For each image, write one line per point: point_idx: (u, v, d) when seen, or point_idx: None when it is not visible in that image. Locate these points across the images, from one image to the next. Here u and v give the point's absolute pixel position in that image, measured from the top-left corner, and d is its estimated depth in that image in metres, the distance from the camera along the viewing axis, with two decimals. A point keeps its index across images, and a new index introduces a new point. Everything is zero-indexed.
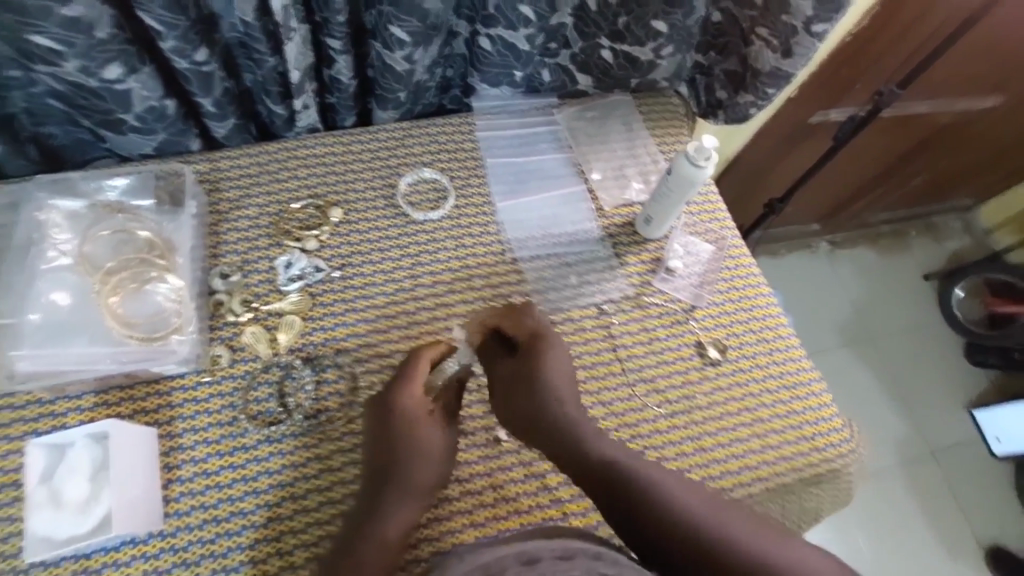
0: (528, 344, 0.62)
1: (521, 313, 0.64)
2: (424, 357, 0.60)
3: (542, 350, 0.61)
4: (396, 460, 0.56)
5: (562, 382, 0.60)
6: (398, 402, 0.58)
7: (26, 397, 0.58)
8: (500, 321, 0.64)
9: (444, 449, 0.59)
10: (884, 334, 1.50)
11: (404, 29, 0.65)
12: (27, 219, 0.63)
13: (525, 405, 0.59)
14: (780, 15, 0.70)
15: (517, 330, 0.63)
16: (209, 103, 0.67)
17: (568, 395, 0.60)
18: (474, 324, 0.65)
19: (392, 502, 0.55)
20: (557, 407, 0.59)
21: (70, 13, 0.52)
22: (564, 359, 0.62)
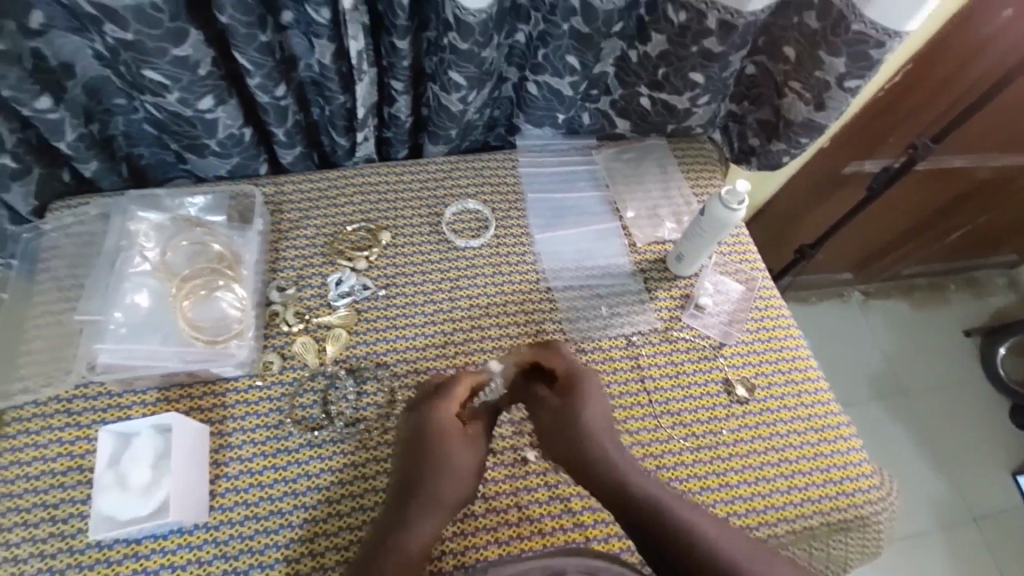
0: (568, 376, 0.64)
1: (551, 349, 0.66)
2: (465, 380, 0.63)
3: (582, 381, 0.64)
4: (425, 473, 0.58)
5: (602, 413, 0.62)
6: (432, 415, 0.60)
7: (98, 387, 0.63)
8: (538, 356, 0.66)
9: (474, 469, 0.60)
10: (919, 388, 1.46)
11: (462, 74, 0.71)
12: (118, 227, 0.70)
13: (569, 434, 0.60)
14: (814, 70, 0.74)
15: (556, 364, 0.65)
16: (281, 132, 0.74)
17: (607, 425, 0.62)
18: (509, 358, 0.66)
19: (417, 514, 0.57)
20: (598, 436, 0.60)
21: (180, 54, 0.59)
22: (602, 392, 0.65)
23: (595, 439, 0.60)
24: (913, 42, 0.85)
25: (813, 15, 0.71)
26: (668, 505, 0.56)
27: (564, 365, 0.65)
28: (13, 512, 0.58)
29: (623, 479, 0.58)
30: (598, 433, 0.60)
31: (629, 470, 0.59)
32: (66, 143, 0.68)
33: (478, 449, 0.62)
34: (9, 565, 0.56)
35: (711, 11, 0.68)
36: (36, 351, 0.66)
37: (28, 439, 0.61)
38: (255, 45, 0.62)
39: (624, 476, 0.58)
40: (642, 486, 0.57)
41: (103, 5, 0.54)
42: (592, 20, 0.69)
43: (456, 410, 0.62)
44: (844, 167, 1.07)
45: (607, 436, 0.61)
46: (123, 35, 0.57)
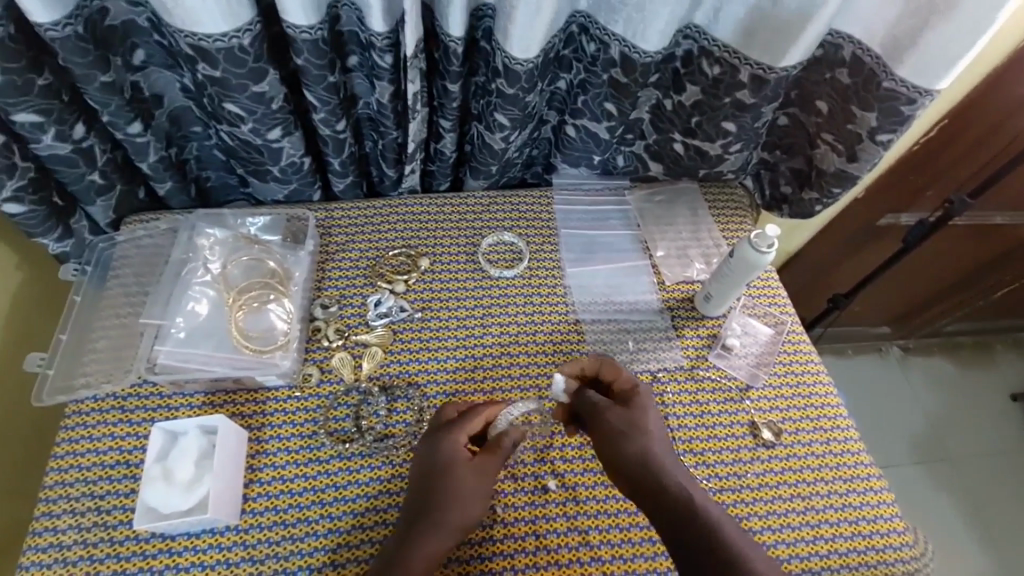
0: (631, 391, 0.63)
1: (612, 363, 0.67)
2: (480, 413, 0.62)
3: (641, 396, 0.62)
4: (439, 491, 0.57)
5: (661, 430, 0.59)
6: (441, 442, 0.59)
7: (151, 387, 0.68)
8: (601, 366, 0.67)
9: (482, 492, 0.58)
10: (961, 451, 1.39)
11: (507, 116, 0.76)
12: (184, 242, 0.77)
13: (632, 447, 0.56)
14: (846, 124, 0.77)
15: (621, 378, 0.65)
16: (337, 162, 0.80)
17: (667, 445, 0.58)
18: (574, 364, 0.68)
19: (428, 532, 0.55)
20: (660, 453, 0.56)
21: (258, 90, 0.67)
22: (660, 412, 0.62)
23: (656, 457, 0.56)
24: (944, 101, 0.87)
25: (845, 72, 0.74)
26: (729, 531, 0.50)
27: (629, 380, 0.65)
28: (64, 500, 0.62)
29: (680, 493, 0.53)
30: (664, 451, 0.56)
31: (691, 489, 0.53)
32: (148, 163, 0.76)
33: (491, 477, 0.58)
34: (54, 551, 0.60)
35: (745, 66, 0.72)
36: (100, 350, 0.71)
37: (84, 431, 0.65)
38: (324, 85, 0.69)
39: (684, 494, 0.53)
40: (703, 506, 0.52)
41: (199, 47, 0.61)
42: (630, 71, 0.73)
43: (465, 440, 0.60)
44: (879, 220, 1.08)
45: (667, 457, 0.56)
46: (212, 72, 0.64)
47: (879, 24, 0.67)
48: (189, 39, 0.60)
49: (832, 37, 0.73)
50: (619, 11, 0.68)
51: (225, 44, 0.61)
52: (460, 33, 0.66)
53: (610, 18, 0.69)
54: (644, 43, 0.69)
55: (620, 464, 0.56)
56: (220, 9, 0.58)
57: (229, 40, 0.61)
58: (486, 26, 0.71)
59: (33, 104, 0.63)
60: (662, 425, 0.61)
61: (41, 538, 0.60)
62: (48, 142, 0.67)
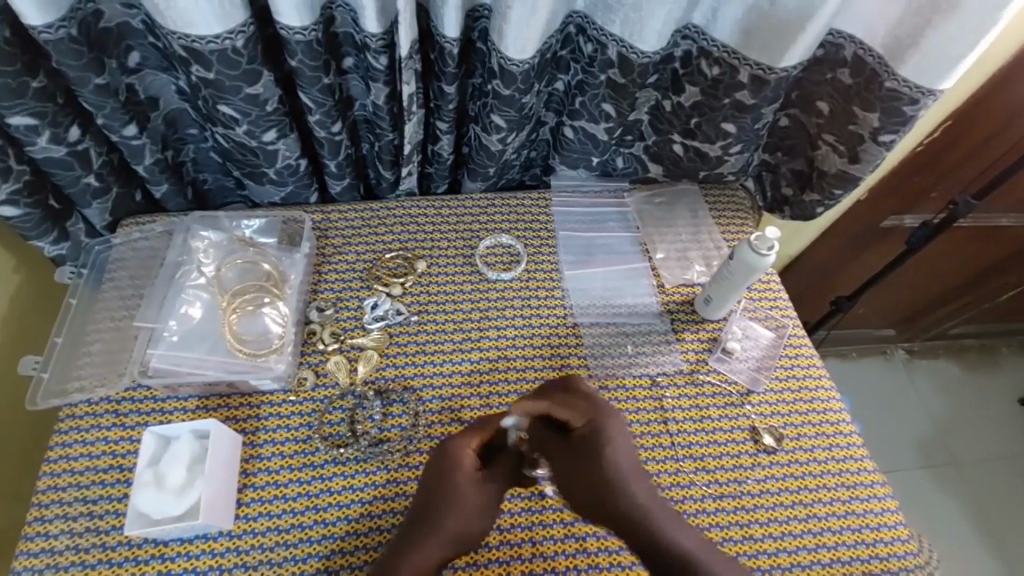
0: (586, 429, 0.56)
1: (564, 400, 0.57)
2: (494, 420, 0.60)
3: (596, 435, 0.56)
4: (443, 495, 0.55)
5: (627, 464, 0.55)
6: (448, 448, 0.58)
7: (145, 391, 0.68)
8: (551, 410, 0.56)
9: (483, 501, 0.57)
10: (967, 456, 1.37)
11: (503, 117, 0.76)
12: (181, 244, 0.76)
13: (594, 495, 0.54)
14: (848, 125, 0.76)
15: (574, 414, 0.57)
16: (333, 165, 0.80)
17: (636, 472, 0.55)
18: (520, 410, 0.54)
19: (427, 536, 0.54)
20: (625, 493, 0.53)
21: (253, 92, 0.66)
22: (624, 438, 0.57)
23: (621, 500, 0.53)
24: (949, 101, 0.86)
25: (846, 72, 0.73)
26: (705, 560, 0.50)
27: (581, 415, 0.57)
28: (56, 505, 0.61)
29: (651, 532, 0.51)
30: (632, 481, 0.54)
31: (664, 516, 0.52)
32: (144, 166, 0.76)
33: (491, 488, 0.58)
34: (46, 556, 0.59)
35: (744, 66, 0.72)
36: (94, 354, 0.71)
37: (78, 435, 0.65)
38: (318, 87, 0.69)
39: (656, 532, 0.51)
40: (677, 539, 0.51)
41: (192, 49, 0.61)
42: (628, 71, 0.72)
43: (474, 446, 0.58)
44: (882, 222, 1.07)
45: (636, 486, 0.54)
46: (206, 74, 0.64)
47: (880, 23, 0.66)
48: (182, 40, 0.60)
49: (833, 36, 0.72)
50: (616, 11, 0.67)
51: (217, 45, 0.61)
52: (455, 34, 0.66)
53: (607, 18, 0.68)
54: (641, 43, 0.69)
55: (589, 508, 0.55)
56: (212, 10, 0.57)
57: (222, 42, 0.60)
58: (482, 27, 0.71)
59: (27, 106, 0.63)
60: (628, 452, 0.56)
61: (33, 543, 0.60)
62: (43, 144, 0.66)
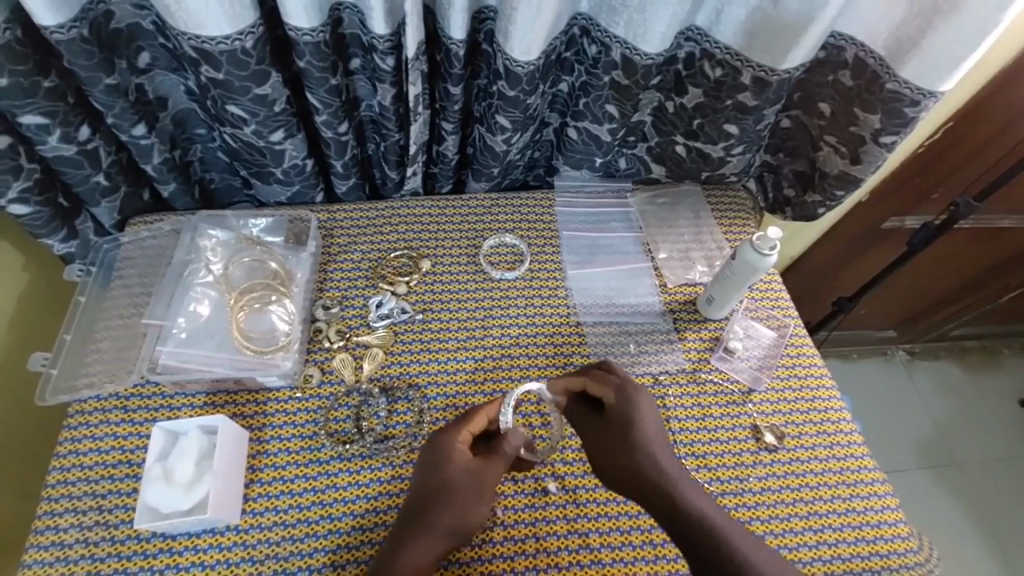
0: (616, 401, 0.60)
1: (600, 375, 0.63)
2: (484, 413, 0.62)
3: (624, 405, 0.59)
4: (435, 491, 0.56)
5: (653, 435, 0.57)
6: (437, 439, 0.60)
7: (153, 387, 0.69)
8: (585, 383, 0.62)
9: (476, 489, 0.56)
10: (968, 457, 1.38)
11: (508, 118, 0.77)
12: (188, 243, 0.77)
13: (619, 461, 0.56)
14: (850, 126, 0.77)
15: (605, 389, 0.61)
16: (339, 164, 0.81)
17: (662, 443, 0.57)
18: (558, 385, 0.64)
19: (420, 532, 0.54)
20: (648, 458, 0.55)
21: (261, 92, 0.67)
22: (653, 412, 0.59)
23: (645, 465, 0.55)
24: (950, 103, 0.86)
25: (848, 74, 0.74)
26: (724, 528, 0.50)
27: (613, 389, 0.61)
28: (66, 499, 0.62)
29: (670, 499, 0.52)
30: (654, 449, 0.56)
31: (685, 486, 0.53)
32: (152, 165, 0.77)
33: (487, 479, 0.57)
34: (56, 549, 0.60)
35: (746, 68, 0.72)
36: (103, 350, 0.72)
37: (87, 430, 0.66)
38: (326, 87, 0.69)
39: (675, 500, 0.52)
40: (695, 506, 0.51)
41: (202, 50, 0.62)
42: (631, 73, 0.73)
43: (465, 438, 0.60)
44: (883, 223, 1.07)
45: (660, 455, 0.55)
46: (216, 74, 0.64)
47: (882, 25, 0.67)
48: (193, 41, 0.61)
49: (835, 38, 0.72)
50: (620, 13, 0.67)
51: (227, 46, 0.61)
52: (461, 35, 0.66)
53: (611, 19, 0.69)
54: (645, 45, 0.69)
55: (616, 479, 0.57)
56: (223, 12, 0.58)
57: (232, 43, 0.61)
58: (488, 29, 0.72)
59: (38, 106, 0.63)
60: (654, 425, 0.58)
61: (43, 537, 0.60)
62: (53, 143, 0.67)
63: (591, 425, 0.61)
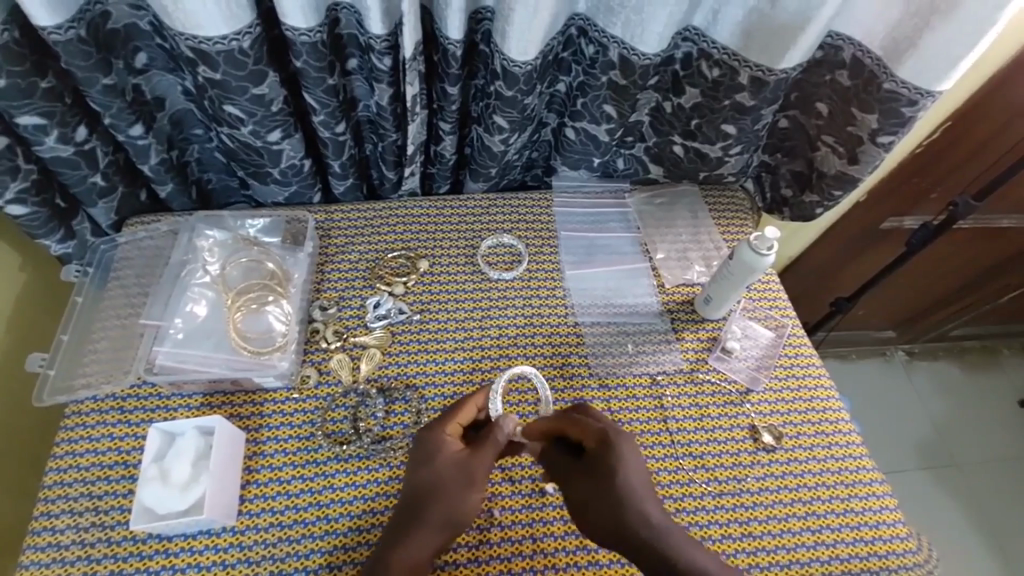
0: (597, 447, 0.57)
1: (576, 418, 0.59)
2: (470, 403, 0.62)
3: (607, 454, 0.56)
4: (426, 487, 0.56)
5: (639, 484, 0.54)
6: (423, 435, 0.60)
7: (150, 388, 0.69)
8: (564, 427, 0.59)
9: (466, 476, 0.56)
10: (967, 458, 1.37)
11: (506, 118, 0.76)
12: (186, 243, 0.77)
13: (607, 518, 0.53)
14: (848, 126, 0.77)
15: (586, 434, 0.58)
16: (337, 165, 0.81)
17: (648, 492, 0.54)
18: (534, 429, 0.60)
19: (415, 529, 0.55)
20: (637, 513, 0.52)
21: (258, 93, 0.67)
22: (636, 459, 0.56)
23: (635, 521, 0.52)
24: (948, 102, 0.86)
25: (845, 74, 0.74)
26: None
27: (593, 434, 0.58)
28: (62, 500, 0.62)
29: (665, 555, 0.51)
30: (639, 499, 0.53)
31: (675, 538, 0.52)
32: (149, 166, 0.77)
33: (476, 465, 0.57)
34: (52, 550, 0.60)
35: (744, 68, 0.72)
36: (100, 351, 0.72)
37: (83, 431, 0.66)
38: (323, 88, 0.69)
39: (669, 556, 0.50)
40: (688, 561, 0.50)
41: (199, 50, 0.62)
42: (629, 73, 0.73)
43: (451, 428, 0.60)
44: (881, 223, 1.07)
45: (646, 505, 0.53)
46: (213, 75, 0.64)
47: (879, 25, 0.67)
48: (190, 41, 0.61)
49: (833, 38, 0.72)
50: (618, 13, 0.67)
51: (225, 46, 0.61)
52: (459, 36, 0.66)
53: (608, 20, 0.69)
54: (642, 45, 0.69)
55: (604, 536, 0.54)
56: (220, 12, 0.58)
57: (229, 43, 0.61)
58: (485, 30, 0.72)
59: (35, 106, 0.63)
60: (640, 472, 0.55)
61: (40, 538, 0.60)
62: (50, 144, 0.67)
63: (571, 473, 0.58)
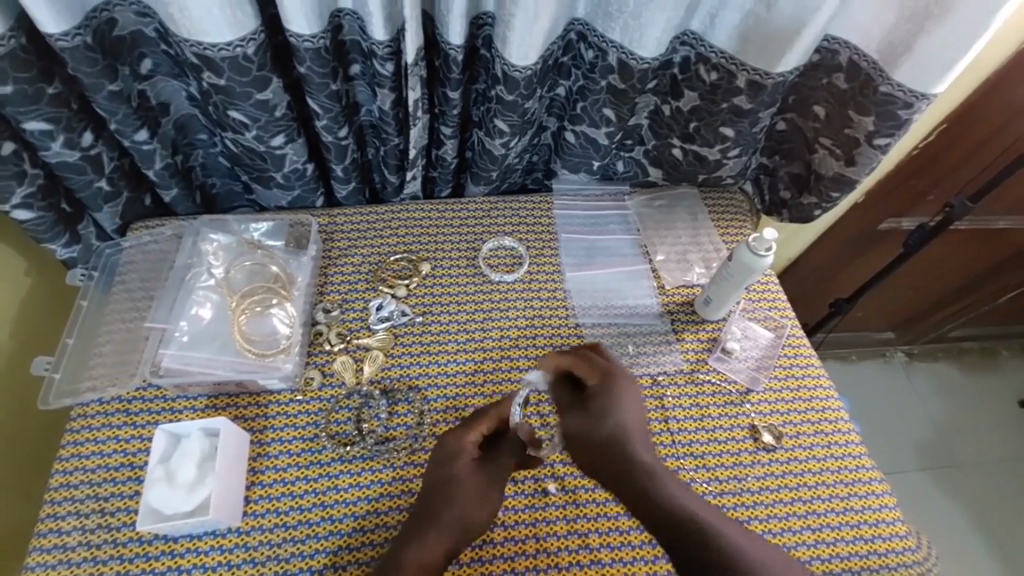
0: (599, 386, 0.61)
1: (589, 358, 0.65)
2: (495, 414, 0.63)
3: (607, 390, 0.60)
4: (445, 490, 0.58)
5: (633, 421, 0.58)
6: (445, 440, 0.62)
7: (155, 390, 0.69)
8: (573, 364, 0.65)
9: (480, 491, 0.59)
10: (967, 459, 1.38)
11: (506, 122, 0.77)
12: (190, 247, 0.78)
13: (595, 446, 0.56)
14: (844, 129, 0.78)
15: (590, 372, 0.63)
16: (340, 169, 0.82)
17: (639, 430, 0.57)
18: (548, 360, 0.65)
19: (430, 529, 0.55)
20: (627, 447, 0.55)
21: (262, 98, 0.68)
22: (633, 402, 0.60)
23: (622, 454, 0.54)
24: (943, 105, 0.87)
25: (842, 77, 0.75)
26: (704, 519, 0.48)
27: (597, 373, 0.63)
28: (68, 501, 0.62)
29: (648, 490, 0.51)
30: (629, 432, 0.56)
31: (659, 474, 0.52)
32: (154, 170, 0.78)
33: (492, 477, 0.61)
34: (58, 552, 0.60)
35: (741, 72, 0.73)
36: (105, 354, 0.72)
37: (89, 433, 0.66)
38: (326, 93, 0.70)
39: (652, 492, 0.51)
40: (672, 493, 0.50)
41: (205, 56, 0.62)
42: (628, 77, 0.74)
43: (473, 437, 0.61)
44: (879, 225, 1.08)
45: (634, 438, 0.56)
46: (218, 80, 0.65)
47: (874, 29, 0.68)
48: (195, 48, 0.62)
49: (829, 42, 0.73)
50: (616, 18, 0.69)
51: (229, 53, 0.62)
52: (459, 41, 0.67)
53: (607, 25, 0.70)
54: (640, 50, 0.70)
55: (597, 472, 0.56)
56: (225, 19, 0.59)
57: (234, 49, 0.62)
58: (486, 35, 0.73)
59: (42, 112, 0.64)
60: (636, 412, 0.59)
61: (46, 539, 0.61)
62: (56, 149, 0.68)
63: (568, 407, 0.62)
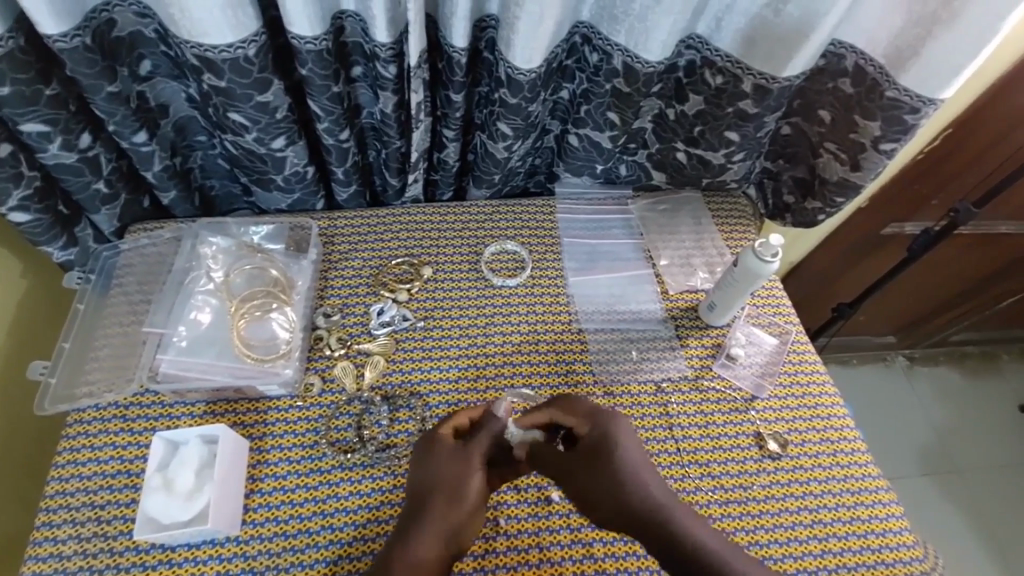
0: (593, 432, 0.58)
1: (569, 406, 0.61)
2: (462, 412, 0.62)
3: (601, 434, 0.57)
4: (426, 486, 0.56)
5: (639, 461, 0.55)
6: (424, 436, 0.60)
7: (153, 396, 0.68)
8: (555, 416, 0.60)
9: (464, 469, 0.56)
10: (969, 464, 1.37)
11: (509, 125, 0.77)
12: (189, 250, 0.76)
13: (606, 496, 0.53)
14: (849, 133, 0.77)
15: (578, 419, 0.59)
16: (341, 171, 0.81)
17: (644, 464, 0.55)
18: (525, 419, 0.60)
19: (420, 526, 0.53)
20: (637, 487, 0.53)
21: (263, 100, 0.67)
22: (632, 435, 0.58)
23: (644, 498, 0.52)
24: (949, 109, 0.87)
25: (848, 81, 0.74)
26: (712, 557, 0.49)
27: (586, 418, 0.59)
28: (64, 509, 0.61)
29: (670, 530, 0.50)
30: (639, 471, 0.54)
31: (672, 514, 0.51)
32: (152, 172, 0.77)
33: (471, 458, 0.57)
34: (53, 561, 0.59)
35: (747, 76, 0.73)
36: (102, 358, 0.71)
37: (86, 439, 0.65)
38: (327, 95, 0.70)
39: (675, 530, 0.50)
40: (684, 531, 0.50)
41: (205, 58, 0.62)
42: (633, 80, 0.73)
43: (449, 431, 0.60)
44: (883, 229, 1.07)
45: (644, 472, 0.54)
46: (218, 82, 0.64)
47: (882, 33, 0.68)
48: (195, 49, 0.61)
49: (835, 47, 0.73)
50: (621, 21, 0.68)
51: (230, 54, 0.61)
52: (463, 44, 0.67)
53: (612, 28, 0.69)
54: (646, 53, 0.69)
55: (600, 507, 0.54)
56: (226, 21, 0.58)
57: (235, 51, 0.61)
58: (489, 37, 0.72)
59: (40, 113, 0.63)
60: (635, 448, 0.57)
61: (41, 548, 0.60)
62: (54, 151, 0.67)
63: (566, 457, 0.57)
